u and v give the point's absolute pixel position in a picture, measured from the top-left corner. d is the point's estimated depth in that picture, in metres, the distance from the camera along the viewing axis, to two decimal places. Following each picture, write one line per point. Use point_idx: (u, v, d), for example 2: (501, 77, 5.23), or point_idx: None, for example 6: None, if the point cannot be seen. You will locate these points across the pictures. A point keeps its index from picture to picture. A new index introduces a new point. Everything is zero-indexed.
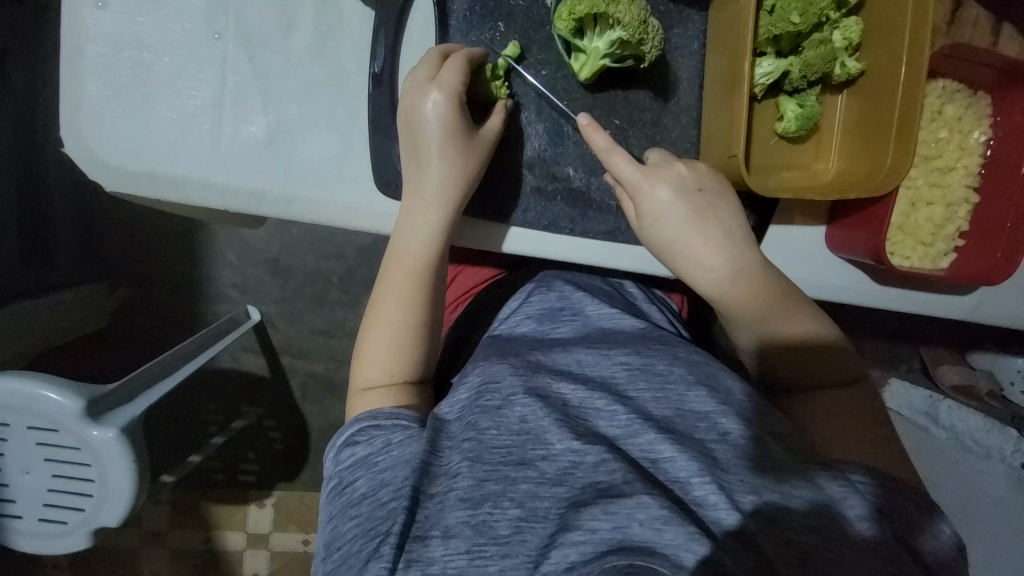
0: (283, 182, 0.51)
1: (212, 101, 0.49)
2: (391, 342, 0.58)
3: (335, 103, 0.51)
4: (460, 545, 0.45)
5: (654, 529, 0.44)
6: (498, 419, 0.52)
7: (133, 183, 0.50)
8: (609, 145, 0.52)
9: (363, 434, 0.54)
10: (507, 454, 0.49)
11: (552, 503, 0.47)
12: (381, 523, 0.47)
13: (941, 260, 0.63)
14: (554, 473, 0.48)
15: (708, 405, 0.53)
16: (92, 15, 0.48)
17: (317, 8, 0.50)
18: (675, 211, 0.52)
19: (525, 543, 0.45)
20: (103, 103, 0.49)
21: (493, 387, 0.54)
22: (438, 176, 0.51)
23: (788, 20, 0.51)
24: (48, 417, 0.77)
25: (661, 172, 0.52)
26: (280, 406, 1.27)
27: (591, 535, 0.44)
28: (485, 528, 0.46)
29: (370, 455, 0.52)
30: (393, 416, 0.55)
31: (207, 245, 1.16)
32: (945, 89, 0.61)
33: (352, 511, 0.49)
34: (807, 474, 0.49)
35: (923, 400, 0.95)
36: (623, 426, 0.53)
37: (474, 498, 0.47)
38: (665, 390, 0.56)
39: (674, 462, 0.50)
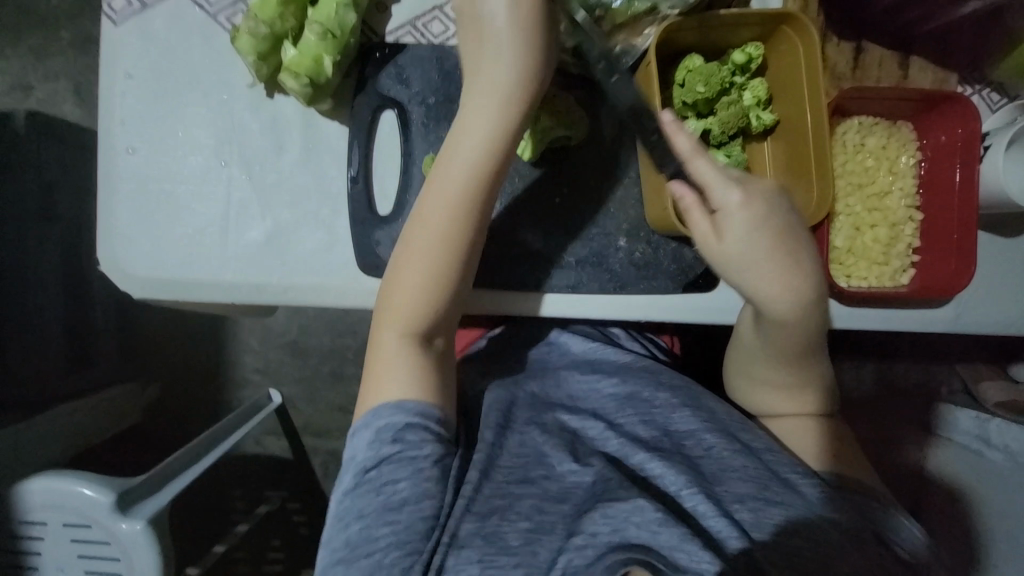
0: (280, 275, 0.59)
1: (219, 215, 0.59)
2: (418, 294, 0.53)
3: (321, 204, 0.60)
4: (472, 555, 0.48)
5: (649, 531, 0.48)
6: (505, 443, 0.54)
7: (157, 291, 0.59)
8: (695, 151, 0.50)
9: (412, 434, 0.49)
10: (511, 474, 0.52)
11: (556, 517, 0.50)
12: (416, 538, 0.47)
13: (901, 276, 0.65)
14: (556, 491, 0.52)
15: (692, 424, 0.56)
16: (124, 161, 0.59)
17: (303, 131, 0.60)
18: (761, 223, 0.50)
19: (534, 554, 0.49)
20: (132, 228, 0.59)
21: (501, 408, 0.57)
22: (475, 160, 0.53)
23: (695, 90, 0.59)
24: (82, 514, 0.82)
25: (757, 190, 0.51)
26: (302, 487, 1.29)
27: (592, 539, 0.48)
28: (497, 540, 0.49)
29: (419, 460, 0.48)
30: (442, 425, 0.51)
31: (228, 335, 1.26)
32: (861, 124, 0.67)
33: (389, 516, 0.47)
34: (792, 483, 0.51)
35: (972, 423, 0.83)
36: (617, 448, 0.55)
37: (483, 512, 0.50)
38: (652, 414, 0.58)
39: (665, 477, 0.52)
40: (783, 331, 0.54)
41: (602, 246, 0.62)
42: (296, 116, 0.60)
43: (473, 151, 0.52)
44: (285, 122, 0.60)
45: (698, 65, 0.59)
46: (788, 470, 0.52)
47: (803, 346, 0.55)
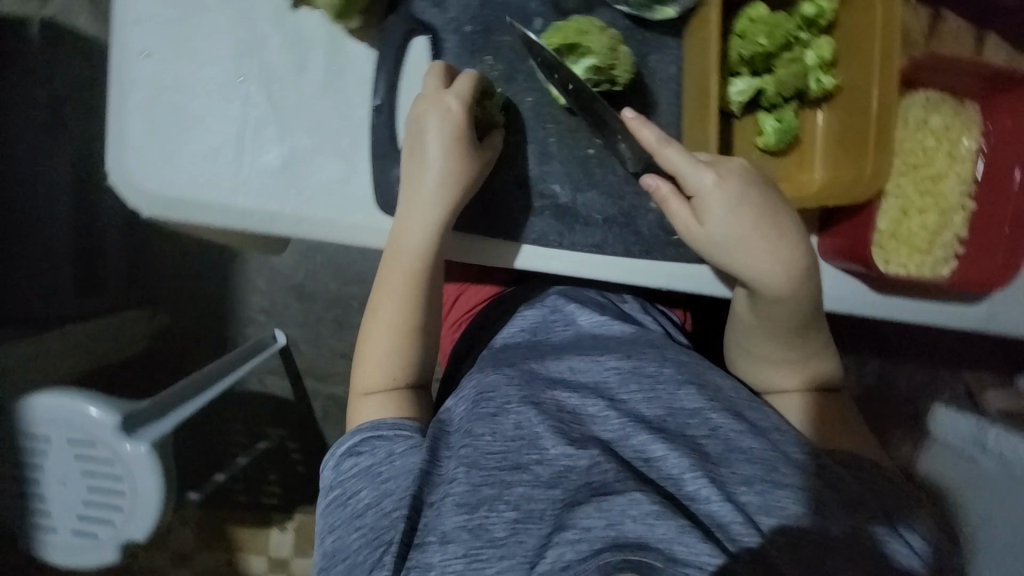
0: (294, 204, 0.57)
1: (234, 135, 0.56)
2: (387, 345, 0.60)
3: (341, 133, 0.57)
4: (457, 549, 0.48)
5: (646, 524, 0.46)
6: (494, 426, 0.53)
7: (166, 208, 0.56)
8: (659, 139, 0.52)
9: (365, 443, 0.56)
10: (502, 460, 0.51)
11: (546, 505, 0.49)
12: (384, 533, 0.50)
13: (941, 267, 0.62)
14: (548, 476, 0.50)
15: (698, 403, 0.56)
16: (136, 65, 0.55)
17: (327, 52, 0.56)
18: (725, 202, 0.52)
19: (522, 545, 0.48)
20: (142, 138, 0.56)
21: (489, 396, 0.56)
22: (440, 167, 0.54)
23: (756, 42, 0.55)
24: (88, 432, 0.83)
25: (725, 168, 0.53)
26: (302, 427, 1.31)
27: (585, 533, 0.46)
28: (482, 532, 0.48)
29: (373, 465, 0.54)
30: (395, 426, 0.57)
31: (237, 270, 1.25)
32: (927, 100, 0.61)
33: (358, 521, 0.52)
34: (795, 463, 0.52)
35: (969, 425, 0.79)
36: (616, 430, 0.54)
37: (469, 503, 0.49)
38: (655, 391, 0.57)
39: (666, 460, 0.52)
40: (778, 307, 0.56)
41: (632, 205, 0.59)
42: (321, 34, 0.56)
43: (438, 162, 0.54)
44: (309, 40, 0.56)
45: (762, 14, 0.54)
46: (796, 451, 0.53)
47: (789, 320, 0.57)
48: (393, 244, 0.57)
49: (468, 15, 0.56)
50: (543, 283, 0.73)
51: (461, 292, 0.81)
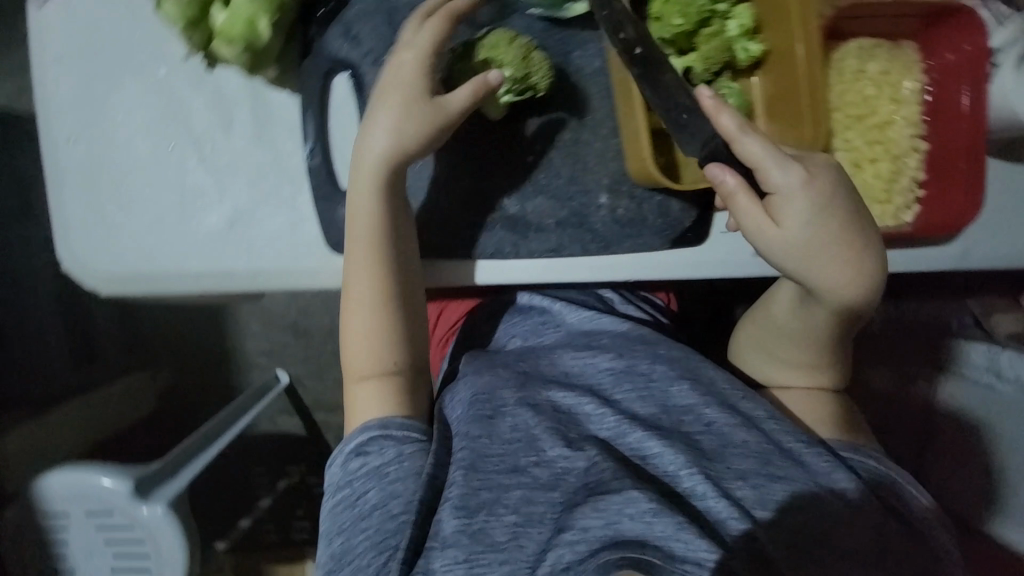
0: (247, 261, 0.57)
1: (175, 204, 0.56)
2: (372, 331, 0.57)
3: (281, 181, 0.57)
4: (457, 554, 0.48)
5: (644, 522, 0.47)
6: (490, 428, 0.54)
7: (126, 288, 0.57)
8: (738, 124, 0.49)
9: (373, 444, 0.55)
10: (500, 463, 0.52)
11: (546, 507, 0.50)
12: (391, 537, 0.51)
13: (903, 214, 0.61)
14: (547, 478, 0.51)
15: (691, 399, 0.55)
16: (66, 152, 0.56)
17: (252, 104, 0.56)
18: (799, 199, 0.49)
19: (522, 549, 0.48)
20: (87, 223, 0.56)
21: (485, 397, 0.56)
22: (382, 114, 0.52)
23: (671, 24, 0.53)
24: (105, 501, 0.85)
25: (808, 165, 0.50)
26: (319, 460, 1.33)
27: (583, 534, 0.47)
28: (484, 536, 0.49)
29: (381, 466, 0.54)
30: (405, 427, 0.56)
31: (226, 320, 1.25)
32: (860, 47, 0.60)
33: (363, 523, 0.52)
34: (799, 459, 0.51)
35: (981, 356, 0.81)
36: (612, 429, 0.54)
37: (468, 507, 0.50)
38: (649, 391, 0.56)
39: (662, 457, 0.51)
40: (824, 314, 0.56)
41: (583, 204, 0.59)
42: (242, 88, 0.56)
43: (380, 112, 0.52)
44: (230, 96, 0.56)
45: None
46: (790, 441, 0.51)
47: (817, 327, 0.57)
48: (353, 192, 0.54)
49: (383, 44, 0.56)
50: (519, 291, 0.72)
51: (442, 309, 0.80)
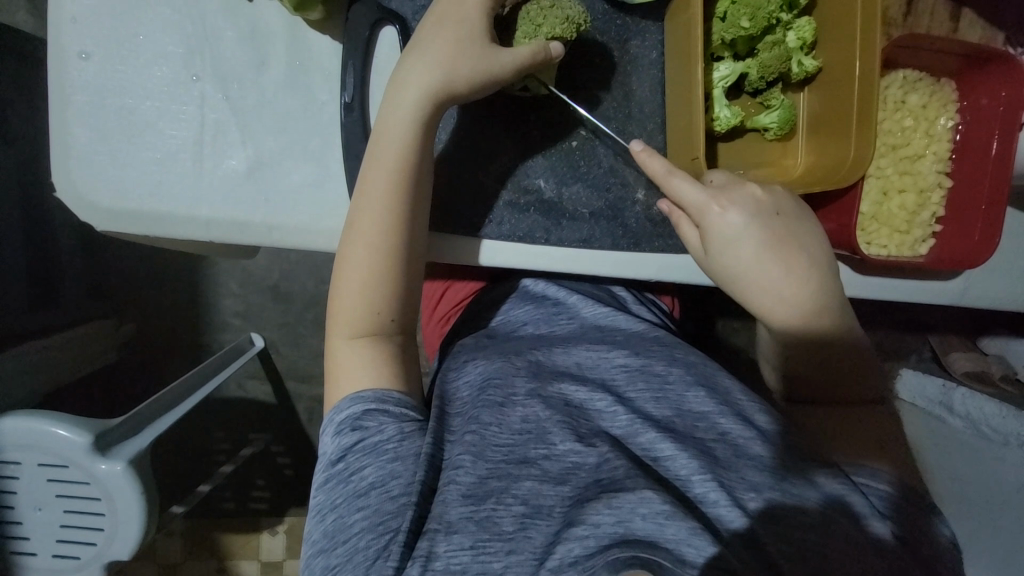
0: (264, 211, 0.53)
1: (192, 140, 0.52)
2: (366, 289, 0.54)
3: (310, 131, 0.53)
4: (464, 541, 0.45)
5: (656, 523, 0.44)
6: (500, 417, 0.52)
7: (123, 224, 0.52)
8: (667, 169, 0.52)
9: (371, 418, 0.51)
10: (508, 453, 0.50)
11: (556, 501, 0.47)
12: (391, 519, 0.47)
13: (920, 246, 0.63)
14: (556, 472, 0.49)
15: (707, 406, 0.55)
16: (77, 67, 0.51)
17: (289, 44, 0.52)
18: (743, 234, 0.53)
19: (530, 541, 0.45)
20: (90, 148, 0.51)
21: (496, 383, 0.55)
22: (424, 59, 0.50)
23: (738, 25, 0.53)
24: (58, 453, 0.79)
25: (732, 195, 0.53)
26: (288, 431, 1.28)
27: (594, 529, 0.44)
28: (491, 525, 0.46)
29: (381, 441, 0.50)
30: (403, 405, 0.53)
31: (207, 275, 1.19)
32: (906, 79, 0.62)
33: (361, 502, 0.48)
34: (806, 474, 0.50)
35: (936, 388, 0.88)
36: (624, 426, 0.54)
37: (477, 494, 0.47)
38: (664, 391, 0.57)
39: (675, 460, 0.51)
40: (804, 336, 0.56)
41: (619, 197, 0.58)
42: (281, 26, 0.52)
43: (420, 56, 0.50)
44: (268, 33, 0.52)
45: None
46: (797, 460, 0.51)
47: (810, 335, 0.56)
48: (372, 148, 0.51)
49: None
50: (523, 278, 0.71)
51: (447, 288, 0.78)
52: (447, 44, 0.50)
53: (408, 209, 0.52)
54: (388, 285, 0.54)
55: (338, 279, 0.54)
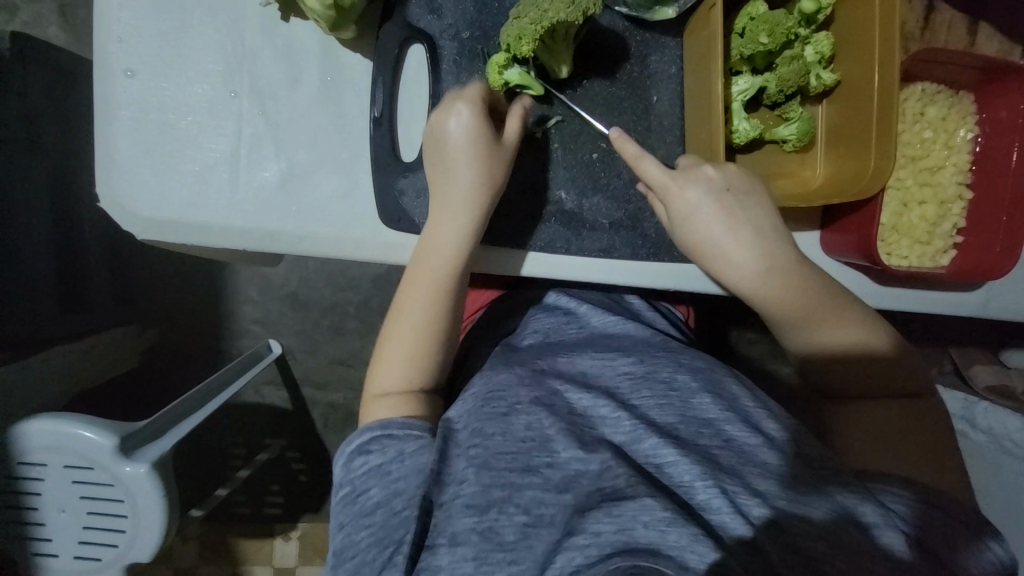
0: (295, 222, 0.55)
1: (229, 152, 0.54)
2: (416, 326, 0.58)
3: (341, 145, 0.55)
4: (466, 552, 0.46)
5: (658, 531, 0.44)
6: (504, 426, 0.52)
7: (161, 232, 0.54)
8: (638, 153, 0.54)
9: (375, 443, 0.53)
10: (512, 460, 0.50)
11: (558, 509, 0.47)
12: (394, 532, 0.49)
13: (941, 257, 0.62)
14: (559, 480, 0.49)
15: (712, 413, 0.55)
16: (122, 83, 0.54)
17: (321, 62, 0.55)
18: (708, 211, 0.53)
19: (531, 550, 0.46)
20: (132, 160, 0.54)
21: (499, 396, 0.55)
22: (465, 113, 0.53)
23: (757, 41, 0.54)
24: (84, 456, 0.81)
25: (691, 175, 0.53)
26: (304, 437, 1.30)
27: (595, 538, 0.44)
28: (493, 535, 0.47)
29: (384, 463, 0.52)
30: (406, 426, 0.54)
31: (229, 282, 1.21)
32: (924, 91, 0.62)
33: (366, 520, 0.50)
34: (824, 491, 0.49)
35: (957, 403, 0.91)
36: (628, 432, 0.53)
37: (480, 504, 0.48)
38: (668, 398, 0.56)
39: (677, 466, 0.50)
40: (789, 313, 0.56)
41: (639, 208, 0.59)
42: (313, 45, 0.55)
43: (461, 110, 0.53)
44: (302, 51, 0.55)
45: (762, 11, 0.54)
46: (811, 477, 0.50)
47: (799, 305, 0.56)
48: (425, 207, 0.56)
49: (465, 21, 0.55)
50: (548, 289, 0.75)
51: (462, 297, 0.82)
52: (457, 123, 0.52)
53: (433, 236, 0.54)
54: (433, 311, 0.57)
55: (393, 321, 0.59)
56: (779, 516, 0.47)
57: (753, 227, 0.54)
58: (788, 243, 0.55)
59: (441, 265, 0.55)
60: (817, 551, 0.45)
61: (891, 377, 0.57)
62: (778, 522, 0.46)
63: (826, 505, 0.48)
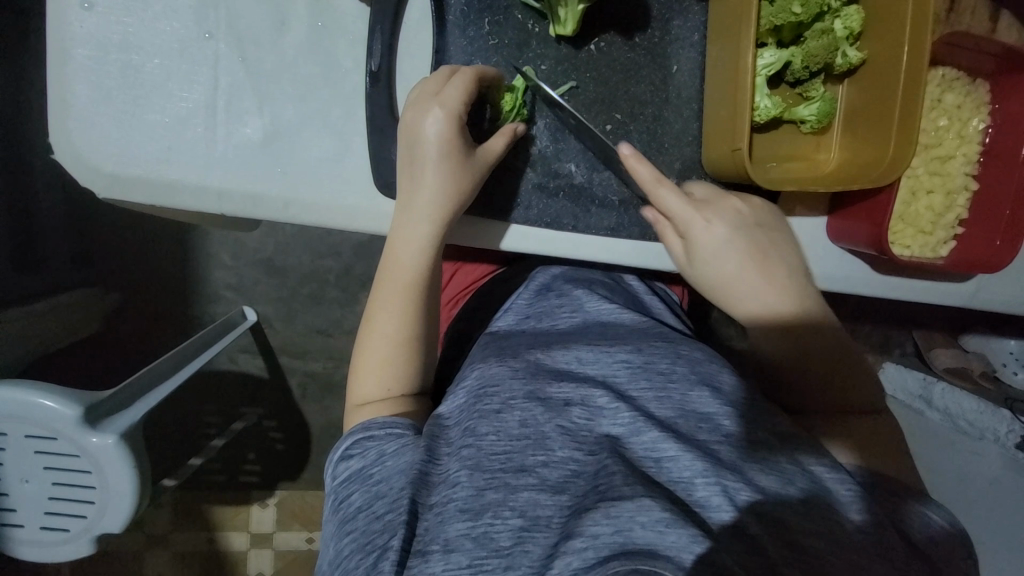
0: (281, 183, 0.50)
1: (205, 103, 0.49)
2: (396, 314, 0.56)
3: (332, 101, 0.50)
4: (460, 559, 0.43)
5: (656, 531, 0.41)
6: (498, 424, 0.50)
7: (127, 190, 0.49)
8: (656, 179, 0.50)
9: (357, 446, 0.52)
10: (507, 461, 0.48)
11: (554, 511, 0.45)
12: (378, 537, 0.45)
13: (941, 247, 0.63)
14: (555, 480, 0.47)
15: (711, 407, 0.53)
16: (78, 16, 0.47)
17: (311, 5, 0.49)
18: (730, 246, 0.52)
19: (527, 555, 0.43)
20: (93, 108, 0.48)
21: (492, 391, 0.53)
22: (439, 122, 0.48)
23: (788, 11, 0.51)
24: (46, 425, 0.75)
25: (713, 207, 0.52)
26: (281, 406, 1.26)
27: (593, 540, 0.41)
28: (487, 541, 0.44)
29: (365, 467, 0.51)
30: (386, 426, 0.53)
31: (200, 245, 1.13)
32: (944, 77, 0.61)
33: (348, 526, 0.48)
34: (794, 457, 0.49)
35: (917, 382, 0.98)
36: (626, 425, 0.51)
37: (473, 508, 0.45)
38: (667, 391, 0.54)
39: (678, 461, 0.48)
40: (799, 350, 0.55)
41: None
42: None
43: (439, 115, 0.48)
44: None
45: None
46: (814, 465, 0.49)
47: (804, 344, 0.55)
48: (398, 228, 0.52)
49: None
50: (544, 268, 0.73)
51: (455, 269, 0.79)
52: (429, 134, 0.48)
53: (428, 231, 0.52)
54: (411, 294, 0.56)
55: (374, 307, 0.57)
56: (769, 505, 0.45)
57: (780, 268, 0.54)
58: (805, 279, 0.55)
59: (407, 275, 0.55)
60: (816, 549, 0.43)
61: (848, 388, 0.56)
62: (767, 511, 0.45)
63: (801, 478, 0.48)
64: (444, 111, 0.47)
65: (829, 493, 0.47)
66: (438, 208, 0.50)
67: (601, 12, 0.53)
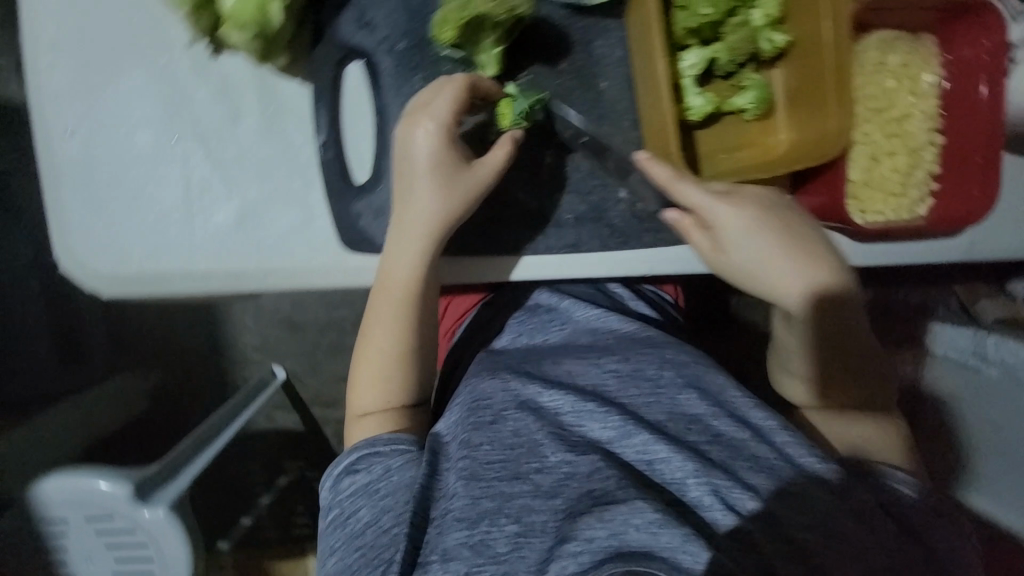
0: (257, 258, 0.54)
1: (181, 198, 0.54)
2: (391, 341, 0.58)
3: (292, 175, 0.55)
4: (459, 568, 0.44)
5: (650, 533, 0.42)
6: (491, 434, 0.51)
7: (126, 288, 0.54)
8: (673, 176, 0.50)
9: (364, 462, 0.55)
10: (502, 469, 0.49)
11: (548, 516, 0.46)
12: (383, 552, 0.48)
13: (918, 207, 0.61)
14: (549, 485, 0.47)
15: (699, 408, 0.53)
16: (64, 145, 0.54)
17: (260, 95, 0.54)
18: (754, 231, 0.53)
19: (524, 560, 0.44)
20: (87, 221, 0.54)
21: (485, 403, 0.54)
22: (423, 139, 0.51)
23: (700, 12, 0.53)
24: (105, 505, 0.82)
25: (732, 195, 0.52)
26: (320, 456, 1.31)
27: (588, 545, 0.43)
28: (484, 548, 0.45)
29: (371, 483, 0.53)
30: (392, 442, 0.56)
31: (222, 316, 1.21)
32: (883, 40, 0.61)
33: (356, 542, 0.50)
34: (774, 442, 0.49)
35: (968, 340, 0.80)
36: (616, 428, 0.51)
37: (469, 517, 0.46)
38: (656, 396, 0.55)
39: (669, 462, 0.48)
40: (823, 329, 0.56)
41: (603, 198, 0.58)
42: (249, 77, 0.54)
43: (426, 132, 0.51)
44: (238, 85, 0.54)
45: None
46: (803, 457, 0.48)
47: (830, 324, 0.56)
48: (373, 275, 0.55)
49: (400, 31, 0.54)
50: (532, 286, 0.74)
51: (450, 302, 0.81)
52: (416, 147, 0.51)
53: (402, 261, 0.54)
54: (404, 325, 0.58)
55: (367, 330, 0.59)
56: (761, 499, 0.45)
57: (802, 248, 0.54)
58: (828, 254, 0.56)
59: (393, 302, 0.56)
60: (808, 541, 0.43)
61: (848, 369, 0.57)
62: (770, 515, 0.44)
63: (790, 470, 0.47)
64: (433, 122, 0.50)
65: (826, 481, 0.47)
66: (415, 236, 0.53)
67: (525, 48, 0.56)
